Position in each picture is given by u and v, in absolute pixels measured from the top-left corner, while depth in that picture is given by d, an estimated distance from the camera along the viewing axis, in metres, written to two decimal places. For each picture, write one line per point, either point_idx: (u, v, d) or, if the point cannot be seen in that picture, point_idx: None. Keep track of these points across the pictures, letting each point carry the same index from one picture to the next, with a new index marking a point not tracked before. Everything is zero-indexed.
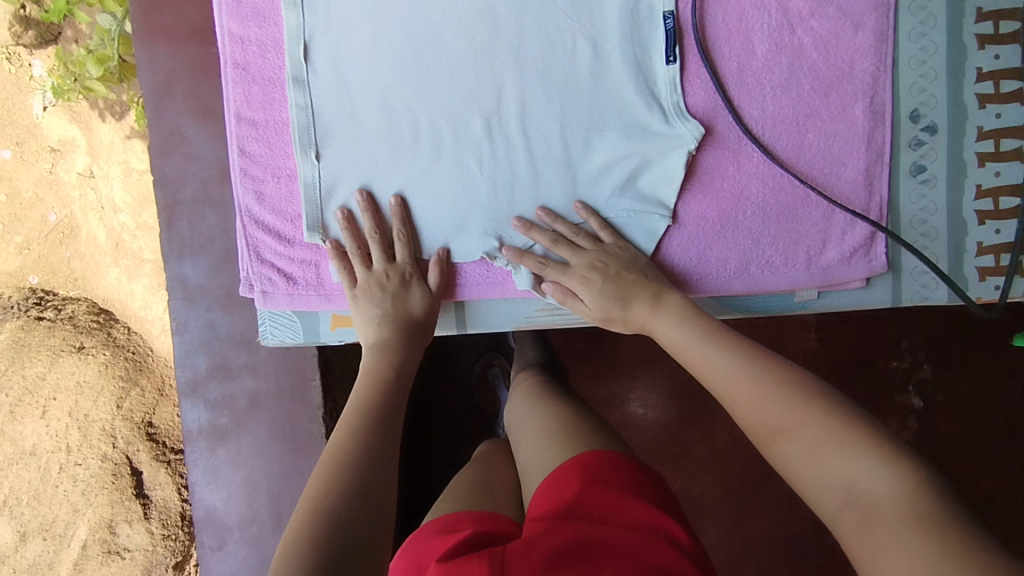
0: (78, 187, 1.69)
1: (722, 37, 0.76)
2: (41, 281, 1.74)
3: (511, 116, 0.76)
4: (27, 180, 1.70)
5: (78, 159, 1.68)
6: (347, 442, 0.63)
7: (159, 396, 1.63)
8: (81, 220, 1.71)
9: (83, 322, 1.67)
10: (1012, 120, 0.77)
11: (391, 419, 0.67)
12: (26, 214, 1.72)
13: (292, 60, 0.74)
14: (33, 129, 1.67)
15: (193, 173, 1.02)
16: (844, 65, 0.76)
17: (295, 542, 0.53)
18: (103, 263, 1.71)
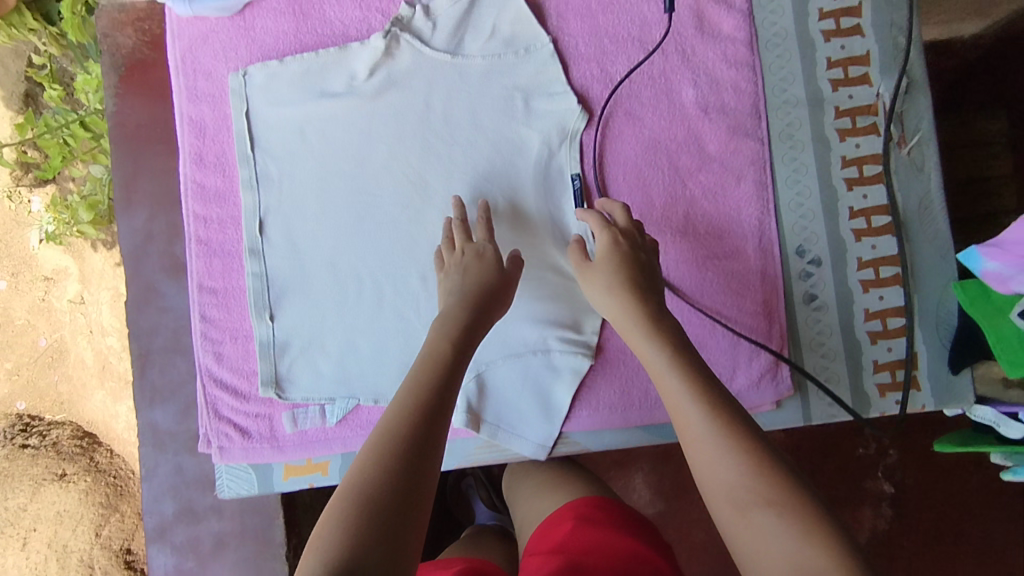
0: (70, 313, 1.66)
1: (624, 193, 0.86)
2: (30, 406, 1.66)
3: None
4: (19, 308, 1.68)
5: (69, 286, 1.66)
6: (393, 427, 0.60)
7: (138, 521, 1.56)
8: (70, 344, 1.67)
9: (65, 448, 1.60)
10: (888, 249, 0.87)
11: (439, 407, 0.62)
12: (15, 339, 1.68)
13: (248, 235, 0.83)
14: (29, 261, 1.66)
15: (165, 324, 1.11)
16: (732, 211, 0.86)
17: (329, 529, 0.52)
18: (90, 385, 1.67)
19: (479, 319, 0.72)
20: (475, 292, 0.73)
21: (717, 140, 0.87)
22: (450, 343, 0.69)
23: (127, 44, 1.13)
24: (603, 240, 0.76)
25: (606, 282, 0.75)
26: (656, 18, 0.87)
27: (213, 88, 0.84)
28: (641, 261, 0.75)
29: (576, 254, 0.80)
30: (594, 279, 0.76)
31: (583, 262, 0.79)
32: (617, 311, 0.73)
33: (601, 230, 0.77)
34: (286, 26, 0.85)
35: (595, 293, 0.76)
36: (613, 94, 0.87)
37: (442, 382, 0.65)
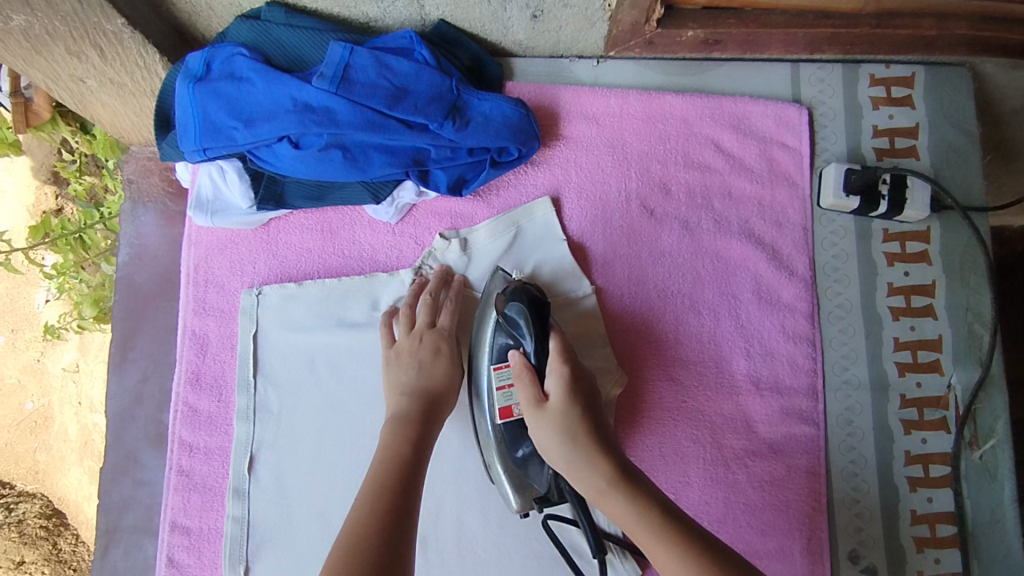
0: (62, 379, 1.36)
1: (658, 467, 0.77)
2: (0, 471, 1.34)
3: (448, 540, 0.75)
4: (12, 366, 1.37)
5: (66, 352, 1.36)
6: (368, 539, 0.51)
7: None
8: (57, 412, 1.35)
9: (29, 531, 1.24)
10: (953, 566, 0.76)
11: (407, 492, 0.57)
12: (3, 399, 1.37)
13: (235, 473, 0.74)
14: (32, 318, 1.38)
15: (138, 500, 0.99)
16: (779, 503, 0.77)
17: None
18: (67, 458, 1.32)
19: (439, 412, 0.67)
20: (428, 402, 0.66)
21: (768, 420, 0.78)
22: (417, 419, 0.65)
23: (152, 190, 1.07)
24: (559, 380, 0.61)
25: (563, 434, 0.58)
26: (709, 276, 0.80)
27: (224, 302, 0.78)
28: (626, 466, 0.56)
29: (528, 396, 0.62)
30: (546, 429, 0.59)
31: (540, 418, 0.60)
32: (587, 480, 0.56)
33: (557, 365, 0.62)
34: (312, 243, 0.79)
35: (539, 433, 0.60)
36: (657, 356, 0.79)
37: (420, 427, 0.64)
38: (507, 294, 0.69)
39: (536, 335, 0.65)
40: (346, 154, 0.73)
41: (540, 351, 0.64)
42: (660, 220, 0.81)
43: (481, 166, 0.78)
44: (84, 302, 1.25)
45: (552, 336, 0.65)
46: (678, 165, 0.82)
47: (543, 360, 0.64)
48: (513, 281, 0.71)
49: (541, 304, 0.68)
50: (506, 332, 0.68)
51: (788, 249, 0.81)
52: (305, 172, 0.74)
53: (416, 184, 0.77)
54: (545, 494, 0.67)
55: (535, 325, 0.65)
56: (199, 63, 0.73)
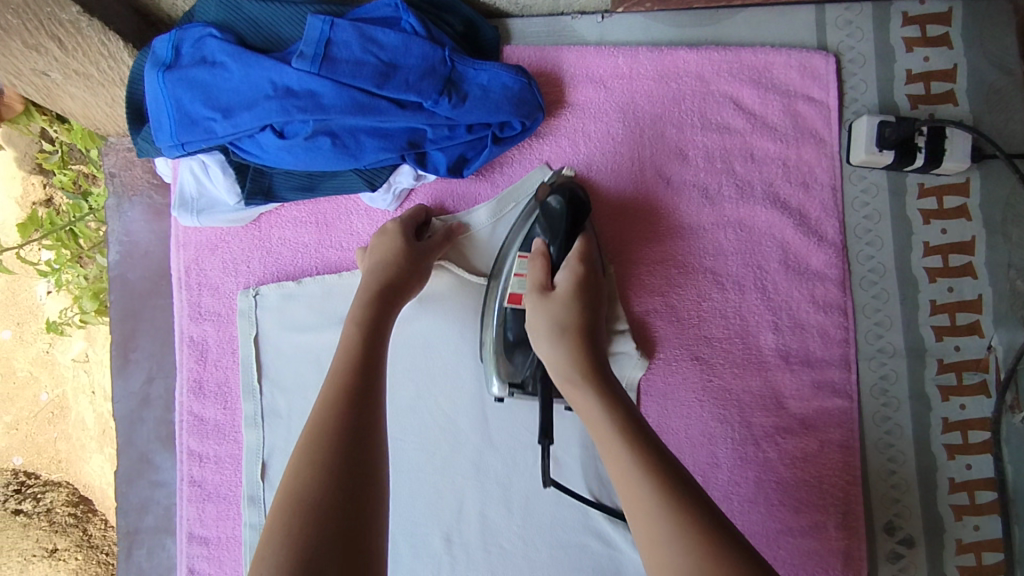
0: (73, 369, 1.34)
1: (684, 448, 0.74)
2: (26, 462, 1.34)
3: (471, 535, 0.73)
4: (21, 359, 1.35)
5: (75, 343, 1.33)
6: (332, 436, 0.50)
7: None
8: (73, 402, 1.34)
9: (58, 519, 1.22)
10: (994, 533, 0.73)
11: (369, 380, 0.55)
12: (16, 393, 1.35)
13: (248, 481, 0.71)
14: (36, 310, 1.35)
15: (157, 500, 0.97)
16: (812, 479, 0.74)
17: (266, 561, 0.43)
18: (88, 448, 1.31)
19: (405, 284, 0.65)
20: (392, 279, 0.65)
21: (799, 396, 0.74)
22: (376, 298, 0.62)
23: (138, 181, 1.01)
24: (570, 275, 0.64)
25: (557, 322, 0.62)
26: (732, 247, 0.75)
27: (220, 305, 0.74)
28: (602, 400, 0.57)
29: (537, 278, 0.66)
30: (546, 310, 0.63)
31: (542, 300, 0.64)
32: (564, 371, 0.59)
33: (576, 262, 0.65)
34: (307, 237, 0.74)
35: (531, 313, 0.64)
36: (680, 335, 0.75)
37: (381, 309, 0.62)
38: (553, 188, 0.69)
39: (565, 237, 0.66)
40: (336, 141, 0.67)
41: (562, 247, 0.66)
42: (677, 189, 0.76)
43: (483, 145, 0.72)
44: (85, 296, 1.22)
45: (578, 240, 0.67)
46: (695, 128, 0.76)
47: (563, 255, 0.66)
48: (553, 207, 0.67)
49: (580, 212, 0.68)
50: (540, 220, 0.68)
51: (816, 212, 0.76)
52: (292, 162, 0.68)
53: (414, 167, 0.71)
54: (523, 381, 0.68)
55: (563, 249, 0.66)
56: (168, 50, 0.67)
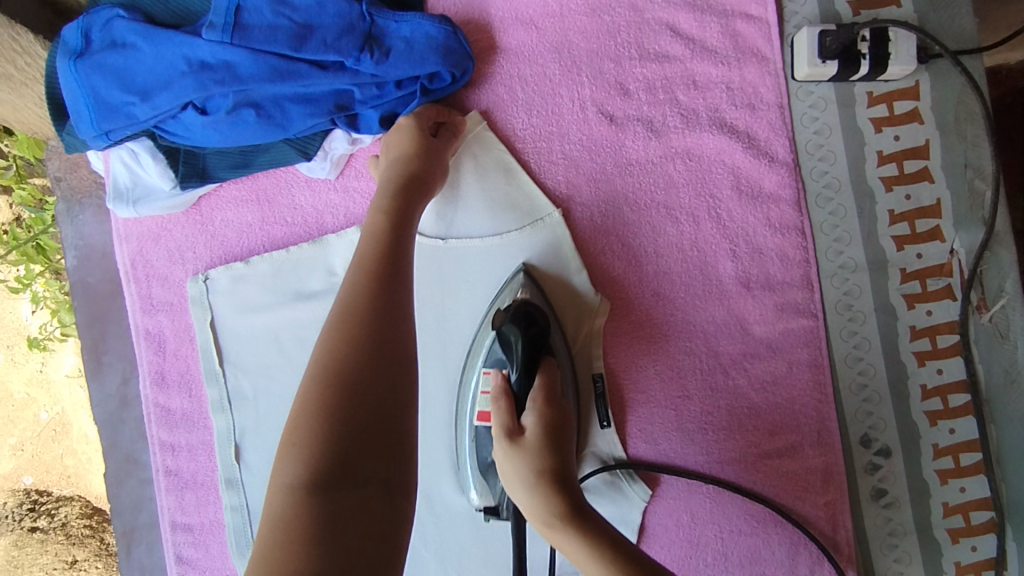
0: (69, 386, 1.32)
1: (655, 386, 0.74)
2: (37, 481, 1.33)
3: (450, 494, 0.73)
4: (16, 380, 1.33)
5: (68, 357, 1.31)
6: (361, 319, 0.51)
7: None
8: (72, 417, 1.32)
9: (75, 531, 1.25)
10: (968, 434, 0.74)
11: (396, 269, 0.56)
12: (16, 415, 1.33)
13: (224, 465, 0.71)
14: (21, 329, 1.32)
15: (149, 498, 0.98)
16: (784, 401, 0.74)
17: (299, 420, 0.46)
18: (95, 464, 1.30)
19: (425, 185, 0.64)
20: (406, 178, 0.63)
21: (763, 320, 0.74)
22: (400, 189, 0.61)
23: (84, 185, 0.99)
24: (537, 420, 0.58)
25: (533, 470, 0.55)
26: (683, 178, 0.74)
27: (170, 295, 0.73)
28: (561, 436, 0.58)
29: (501, 429, 0.58)
30: (514, 462, 0.56)
31: (511, 452, 0.57)
32: (541, 511, 0.54)
33: (540, 401, 0.59)
34: (250, 216, 0.73)
35: (503, 467, 0.57)
36: (638, 273, 0.74)
37: (403, 200, 0.61)
38: (509, 314, 0.64)
39: (525, 370, 0.61)
40: (260, 111, 0.65)
41: (523, 381, 0.60)
42: (622, 125, 0.74)
43: (414, 99, 0.69)
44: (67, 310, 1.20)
45: (541, 376, 0.62)
46: (633, 60, 0.74)
47: (525, 392, 0.60)
48: (526, 292, 0.68)
49: (537, 337, 0.63)
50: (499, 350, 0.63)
51: (765, 132, 0.74)
52: (220, 141, 0.67)
53: (346, 130, 0.69)
54: (495, 502, 0.67)
55: (525, 348, 0.61)
56: (76, 37, 0.65)
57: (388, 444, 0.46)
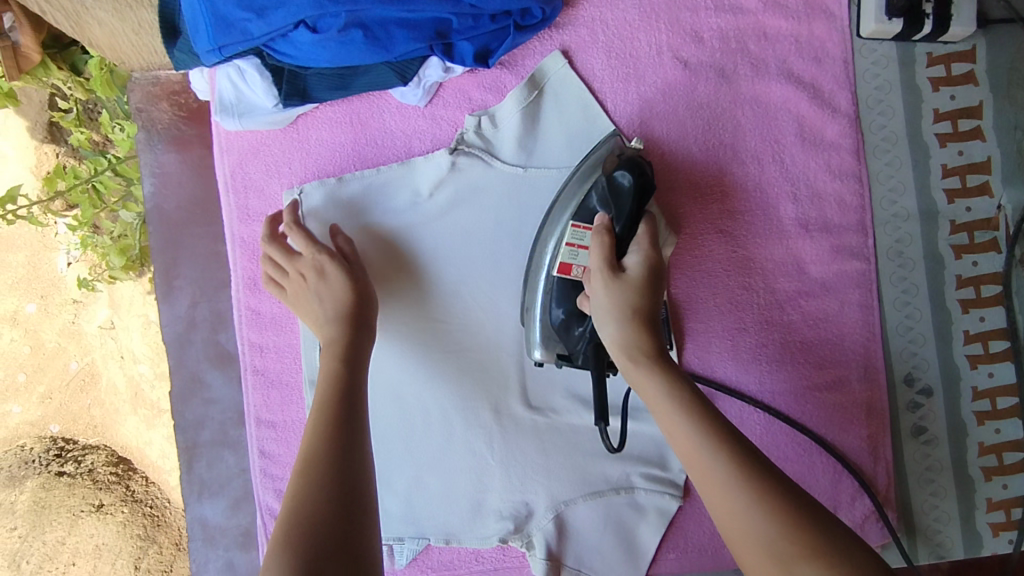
0: (101, 335, 1.52)
1: (714, 318, 0.79)
2: (64, 429, 1.54)
3: (518, 407, 0.78)
4: (49, 331, 1.54)
5: (100, 310, 1.52)
6: (320, 451, 0.55)
7: (176, 552, 1.44)
8: (103, 367, 1.54)
9: (103, 478, 1.48)
10: (1006, 378, 0.78)
11: (353, 400, 0.60)
12: (48, 363, 1.55)
13: (308, 366, 0.76)
14: (57, 281, 1.53)
15: (212, 417, 1.04)
16: (834, 339, 0.78)
17: (269, 549, 0.48)
18: (123, 412, 1.53)
19: (359, 314, 0.68)
20: (350, 315, 0.68)
21: (819, 261, 0.78)
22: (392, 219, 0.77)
23: (163, 118, 1.04)
24: (640, 260, 0.65)
25: (628, 308, 0.63)
26: (751, 123, 0.78)
27: (265, 206, 0.78)
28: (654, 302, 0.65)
29: (600, 260, 0.65)
30: (614, 295, 0.64)
31: (614, 281, 0.64)
32: (627, 346, 0.63)
33: (643, 244, 0.66)
34: (344, 137, 0.78)
35: (598, 293, 0.64)
36: (703, 210, 0.78)
37: (351, 339, 0.66)
38: (619, 160, 0.67)
39: (630, 217, 0.66)
40: (368, 33, 0.69)
41: (626, 224, 0.66)
42: (695, 71, 0.78)
43: (506, 34, 0.74)
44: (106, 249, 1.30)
45: (644, 222, 0.67)
46: (709, 10, 0.78)
47: (626, 235, 0.66)
48: (635, 148, 0.70)
49: (648, 187, 0.67)
50: (602, 198, 0.67)
51: (830, 84, 0.78)
52: (327, 58, 0.71)
53: (442, 61, 0.74)
54: (569, 352, 0.70)
55: (637, 203, 0.66)
56: None
57: (353, 558, 0.49)
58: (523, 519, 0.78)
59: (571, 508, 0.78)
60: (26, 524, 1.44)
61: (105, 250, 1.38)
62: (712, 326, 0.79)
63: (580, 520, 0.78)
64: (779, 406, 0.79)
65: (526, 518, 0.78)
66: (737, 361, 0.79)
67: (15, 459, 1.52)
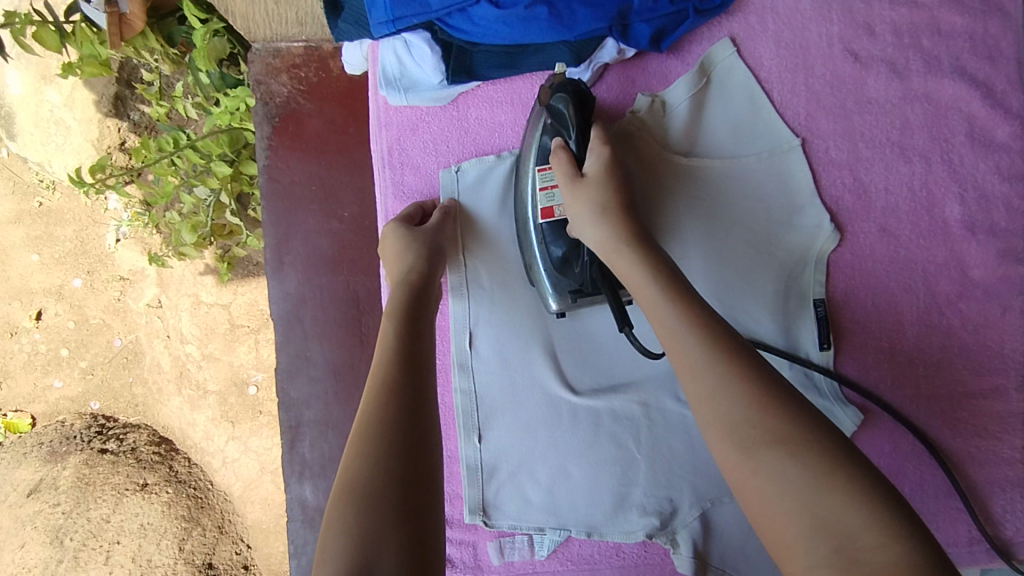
0: (147, 314, 1.68)
1: (872, 320, 0.77)
2: (103, 406, 1.72)
3: (667, 400, 0.76)
4: (94, 307, 1.70)
5: (147, 289, 1.67)
6: (373, 415, 0.56)
7: (218, 535, 1.64)
8: (146, 345, 1.69)
9: (145, 457, 1.67)
10: None
11: (416, 368, 0.61)
12: (92, 339, 1.71)
13: (457, 349, 0.77)
14: (105, 259, 1.68)
15: (317, 396, 1.02)
16: (994, 345, 0.76)
17: (333, 537, 0.49)
18: (166, 391, 1.68)
19: (432, 278, 0.69)
20: (421, 281, 0.68)
21: (983, 265, 0.76)
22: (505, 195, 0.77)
23: (282, 91, 1.04)
24: (607, 262, 0.65)
25: (616, 310, 0.63)
26: (920, 121, 0.76)
27: (421, 183, 0.78)
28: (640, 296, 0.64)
29: (576, 275, 0.67)
30: (580, 197, 0.65)
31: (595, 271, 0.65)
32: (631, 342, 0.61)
33: (610, 253, 0.66)
34: (504, 116, 0.78)
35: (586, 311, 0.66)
36: (866, 207, 0.77)
37: (414, 307, 0.66)
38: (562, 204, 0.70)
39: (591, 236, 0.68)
40: (551, 10, 0.67)
41: (594, 252, 0.68)
42: (865, 64, 0.76)
43: (686, 18, 0.74)
44: (184, 229, 1.38)
45: None
46: (882, 3, 0.77)
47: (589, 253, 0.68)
48: None
49: None
50: (550, 236, 0.70)
51: (1002, 85, 0.76)
52: (506, 34, 0.69)
53: (618, 40, 0.72)
54: (580, 286, 0.69)
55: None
56: None
57: (417, 546, 0.50)
58: (669, 517, 0.75)
59: (717, 510, 0.76)
60: (69, 501, 1.63)
61: (177, 228, 1.42)
62: (869, 327, 0.77)
63: (725, 521, 0.76)
64: (936, 412, 0.76)
65: (672, 518, 0.75)
66: (893, 363, 0.77)
67: (56, 434, 1.71)
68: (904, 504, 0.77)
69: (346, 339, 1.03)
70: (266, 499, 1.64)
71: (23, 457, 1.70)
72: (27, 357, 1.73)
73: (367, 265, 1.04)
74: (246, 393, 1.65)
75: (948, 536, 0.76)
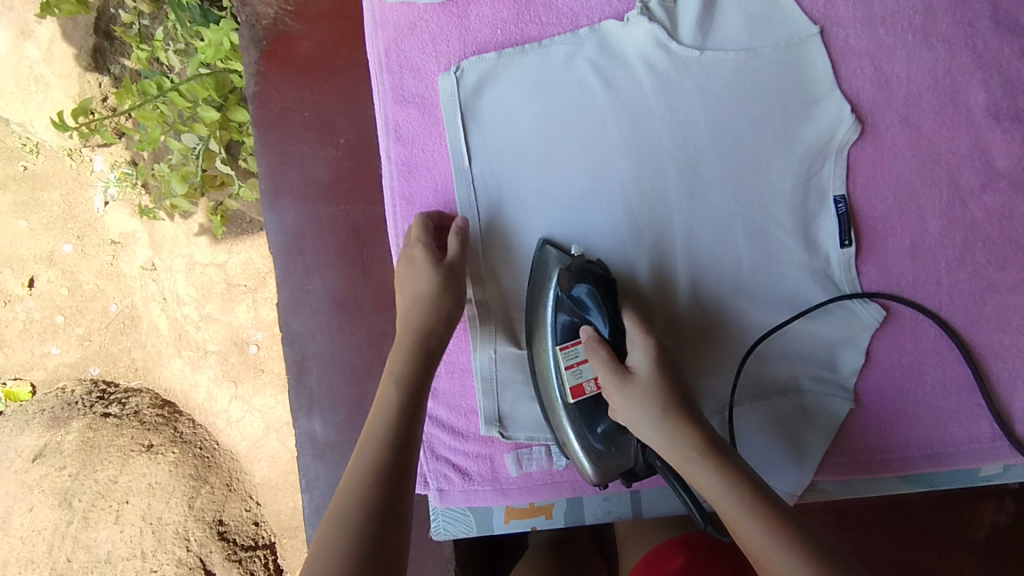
0: (140, 277, 1.64)
1: (893, 216, 0.74)
2: (103, 371, 1.70)
3: (683, 304, 0.74)
4: (87, 272, 1.66)
5: (140, 252, 1.63)
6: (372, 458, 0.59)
7: (227, 492, 1.57)
8: (141, 310, 1.66)
9: (149, 419, 1.62)
10: None
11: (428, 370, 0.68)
12: (87, 305, 1.68)
13: (468, 259, 0.74)
14: (94, 224, 1.64)
15: (322, 329, 1.00)
16: (1019, 237, 0.74)
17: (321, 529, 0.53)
18: (166, 353, 1.65)
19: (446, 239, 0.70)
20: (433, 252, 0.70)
21: (1008, 155, 0.73)
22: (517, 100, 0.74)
23: (267, 13, 1.00)
24: (645, 355, 0.63)
25: (660, 407, 0.61)
26: (941, 5, 0.73)
27: (421, 87, 0.76)
28: (670, 363, 0.63)
29: (607, 371, 0.64)
30: (633, 400, 0.62)
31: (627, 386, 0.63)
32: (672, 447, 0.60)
33: (641, 339, 0.64)
34: (506, 13, 0.75)
35: (617, 401, 0.63)
36: (887, 98, 0.74)
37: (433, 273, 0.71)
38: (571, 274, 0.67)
39: (610, 318, 0.65)
40: None
41: (613, 328, 0.66)
42: None
43: None
44: (174, 180, 1.31)
45: (627, 317, 0.66)
46: None
47: (618, 337, 0.66)
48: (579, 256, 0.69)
49: (608, 285, 0.67)
50: (569, 310, 0.68)
51: None
52: None
53: None
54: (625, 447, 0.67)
55: (609, 306, 0.65)
56: None
57: (385, 520, 0.55)
58: None
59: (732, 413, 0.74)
60: (75, 463, 1.57)
61: (165, 180, 1.38)
62: (890, 222, 0.74)
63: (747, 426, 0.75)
64: (959, 307, 0.74)
65: None
66: (913, 258, 0.74)
67: (57, 401, 1.68)
68: (923, 403, 0.75)
69: (349, 270, 1.00)
70: (272, 458, 1.59)
71: (25, 424, 1.66)
72: (23, 324, 1.71)
73: (366, 194, 1.00)
74: (247, 352, 1.60)
75: (971, 431, 0.75)
